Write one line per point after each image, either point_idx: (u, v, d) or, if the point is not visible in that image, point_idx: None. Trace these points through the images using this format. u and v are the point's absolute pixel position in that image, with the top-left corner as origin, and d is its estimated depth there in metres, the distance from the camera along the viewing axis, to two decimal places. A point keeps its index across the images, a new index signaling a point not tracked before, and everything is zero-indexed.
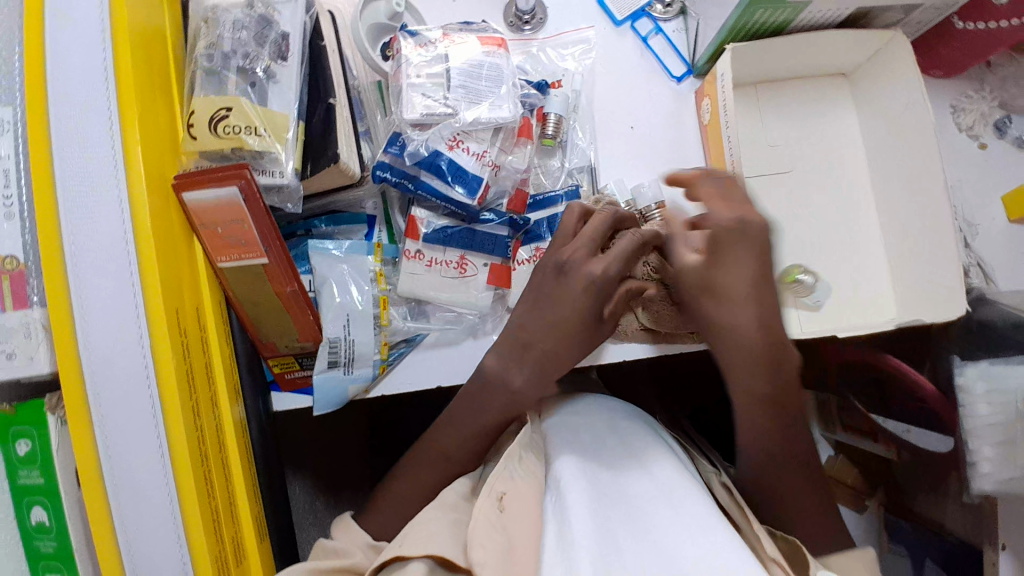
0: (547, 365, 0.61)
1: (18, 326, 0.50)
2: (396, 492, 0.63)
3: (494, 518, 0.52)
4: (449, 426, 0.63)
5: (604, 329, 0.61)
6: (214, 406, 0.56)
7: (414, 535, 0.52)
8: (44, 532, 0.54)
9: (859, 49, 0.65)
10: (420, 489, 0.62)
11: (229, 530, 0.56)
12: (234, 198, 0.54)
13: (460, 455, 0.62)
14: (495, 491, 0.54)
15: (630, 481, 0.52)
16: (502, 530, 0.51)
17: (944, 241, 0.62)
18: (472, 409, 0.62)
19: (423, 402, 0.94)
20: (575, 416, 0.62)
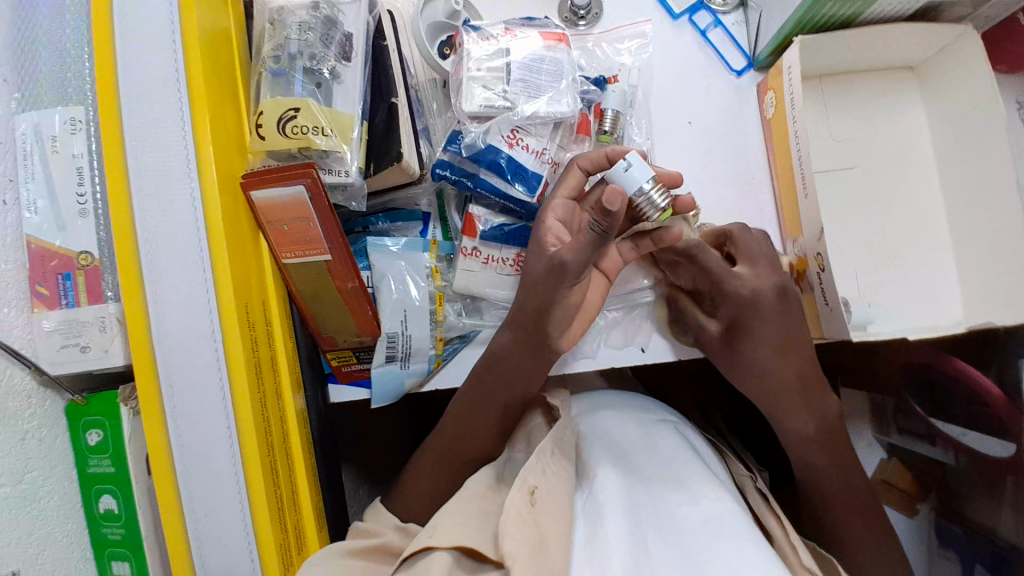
0: (523, 329, 0.60)
1: (93, 320, 0.52)
2: (417, 475, 0.65)
3: (526, 511, 0.50)
4: (460, 410, 0.65)
5: (554, 277, 0.54)
6: (279, 398, 0.57)
7: (443, 525, 0.52)
8: (112, 519, 0.55)
9: (928, 43, 0.63)
10: (432, 462, 0.65)
11: (292, 518, 0.57)
12: (301, 196, 0.54)
13: (482, 439, 0.65)
14: (527, 484, 0.53)
15: (670, 500, 0.52)
16: (533, 524, 0.50)
17: (1016, 243, 0.60)
18: (480, 395, 0.64)
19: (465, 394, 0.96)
20: (615, 424, 0.63)
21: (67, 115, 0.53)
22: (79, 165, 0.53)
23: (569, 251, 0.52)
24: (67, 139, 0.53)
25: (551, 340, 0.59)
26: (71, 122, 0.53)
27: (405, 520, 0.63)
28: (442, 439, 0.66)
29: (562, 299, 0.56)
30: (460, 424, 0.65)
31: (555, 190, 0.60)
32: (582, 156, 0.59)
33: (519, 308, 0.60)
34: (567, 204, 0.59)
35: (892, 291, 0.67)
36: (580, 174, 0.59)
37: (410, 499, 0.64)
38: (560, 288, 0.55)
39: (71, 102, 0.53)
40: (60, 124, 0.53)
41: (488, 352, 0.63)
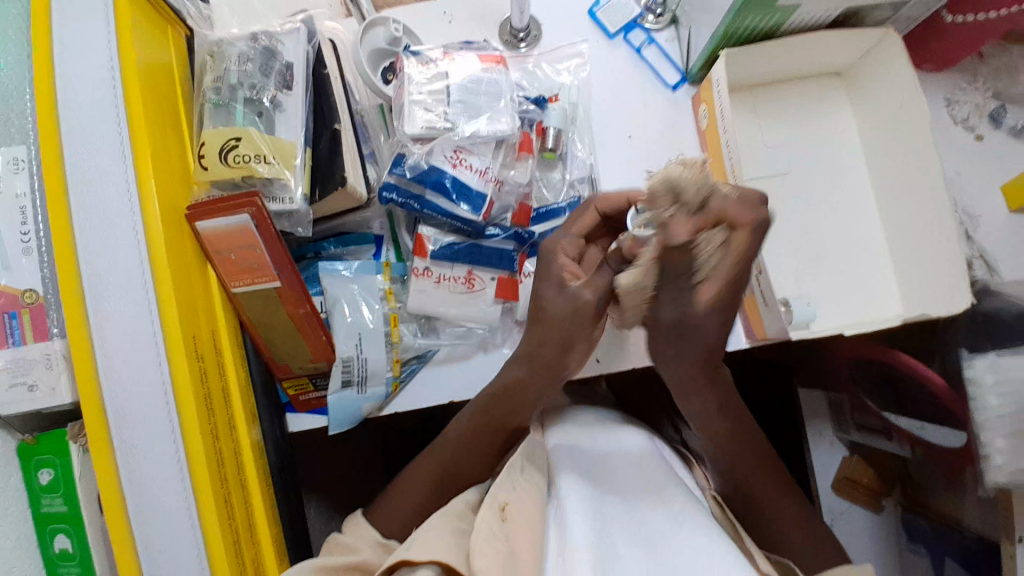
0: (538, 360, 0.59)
1: (40, 358, 0.51)
2: (402, 493, 0.64)
3: (497, 527, 0.51)
4: (465, 431, 0.64)
5: (587, 322, 0.56)
6: (231, 428, 0.57)
7: (421, 540, 0.52)
8: (67, 560, 0.52)
9: (850, 49, 0.66)
10: (424, 481, 0.64)
11: (249, 551, 0.56)
12: (246, 225, 0.55)
13: (474, 462, 0.64)
14: (497, 501, 0.53)
15: (643, 510, 0.52)
16: (505, 540, 0.50)
17: (948, 235, 0.63)
18: (490, 417, 0.63)
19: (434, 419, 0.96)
20: (584, 435, 0.63)
21: (9, 155, 0.53)
22: (21, 205, 0.53)
23: (592, 290, 0.54)
24: (9, 178, 0.53)
25: (567, 372, 0.60)
26: (13, 163, 0.53)
27: (388, 535, 0.61)
28: (440, 455, 0.65)
29: (585, 336, 0.58)
30: (460, 448, 0.64)
31: (566, 228, 0.60)
32: (601, 196, 0.58)
33: (533, 344, 0.60)
34: (576, 242, 0.60)
35: (835, 289, 0.70)
36: (596, 215, 0.59)
37: (398, 517, 0.62)
38: (584, 328, 0.57)
39: (12, 142, 0.54)
40: (3, 166, 0.53)
41: (499, 381, 0.62)
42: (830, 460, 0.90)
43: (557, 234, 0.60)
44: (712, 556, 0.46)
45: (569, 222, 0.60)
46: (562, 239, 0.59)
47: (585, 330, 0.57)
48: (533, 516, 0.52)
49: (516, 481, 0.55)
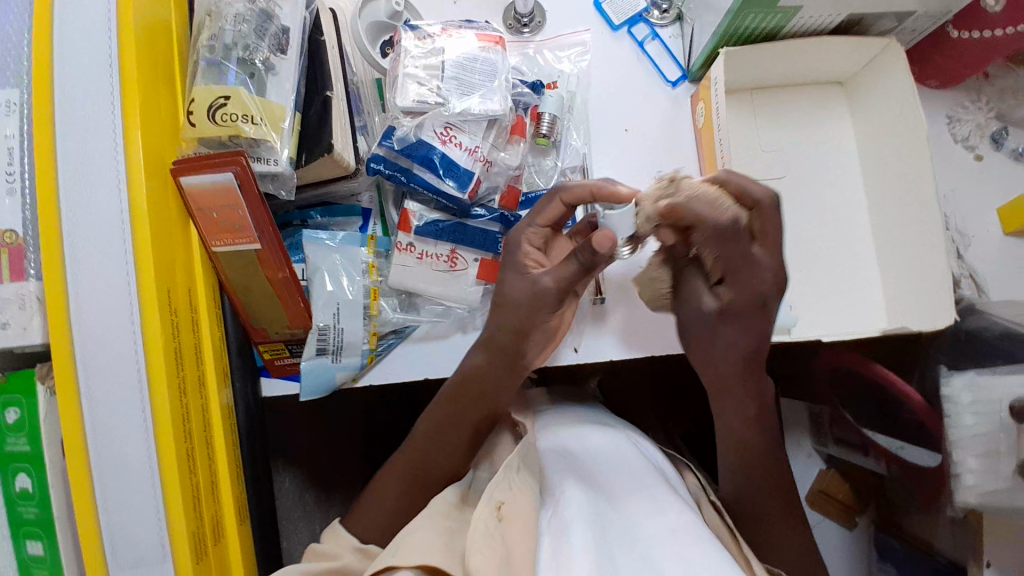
0: (499, 348, 0.61)
1: (14, 297, 0.51)
2: (378, 497, 0.64)
3: (492, 525, 0.48)
4: (433, 427, 0.64)
5: (544, 313, 0.58)
6: (201, 386, 0.57)
7: (408, 545, 0.49)
8: (27, 498, 0.52)
9: (854, 57, 0.66)
10: (399, 476, 0.64)
11: (208, 508, 0.56)
12: (230, 184, 0.55)
13: (447, 460, 0.63)
14: (493, 499, 0.51)
15: (634, 515, 0.51)
16: (500, 539, 0.47)
17: (935, 250, 0.62)
18: (456, 410, 0.64)
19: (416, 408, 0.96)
20: (580, 441, 0.62)
21: (3, 96, 0.53)
22: (10, 145, 0.53)
23: (554, 280, 0.57)
24: (0, 119, 0.53)
25: (525, 359, 0.61)
26: (5, 104, 0.53)
27: (365, 540, 0.61)
28: (413, 454, 0.65)
29: (541, 323, 0.59)
30: (430, 439, 0.64)
31: (532, 218, 0.61)
32: (565, 189, 0.58)
33: (492, 330, 0.61)
34: (543, 231, 0.61)
35: (819, 298, 0.69)
36: (562, 207, 0.60)
37: (375, 518, 0.62)
38: (539, 316, 0.59)
39: (5, 83, 0.54)
40: None
41: (460, 369, 0.64)
42: (808, 472, 0.90)
43: (526, 224, 0.61)
44: (683, 555, 0.46)
45: (538, 209, 0.60)
46: (526, 229, 0.61)
47: (543, 315, 0.58)
48: (528, 516, 0.50)
49: (512, 479, 0.53)
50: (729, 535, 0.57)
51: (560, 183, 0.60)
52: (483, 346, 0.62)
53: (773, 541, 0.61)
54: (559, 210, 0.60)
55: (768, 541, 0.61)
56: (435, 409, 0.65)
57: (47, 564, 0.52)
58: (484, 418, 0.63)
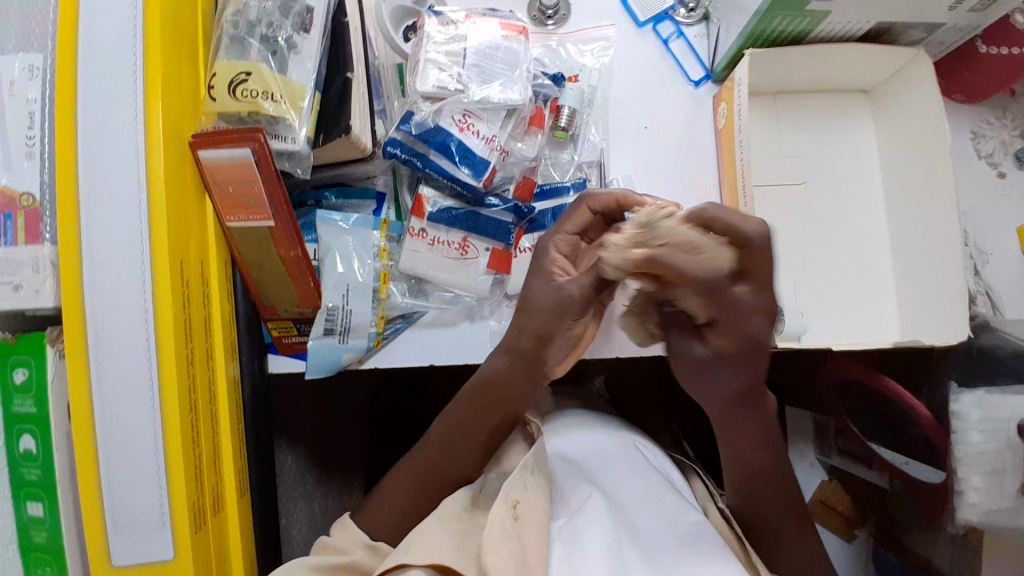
0: (522, 355, 0.61)
1: (29, 260, 0.52)
2: (390, 493, 0.65)
3: (508, 526, 0.49)
4: (450, 429, 0.65)
5: (567, 320, 0.59)
6: (209, 360, 0.58)
7: (420, 543, 0.51)
8: (31, 460, 0.53)
9: (881, 66, 0.65)
10: (411, 477, 0.65)
11: (210, 480, 0.57)
12: (247, 159, 0.55)
13: (462, 463, 0.64)
14: (509, 498, 0.51)
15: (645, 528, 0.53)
16: (517, 540, 0.48)
17: (951, 265, 0.61)
18: (476, 413, 0.64)
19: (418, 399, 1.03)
20: (590, 446, 0.64)
21: (28, 62, 0.54)
22: (32, 110, 0.54)
23: (581, 288, 0.57)
24: (24, 84, 0.54)
25: (546, 366, 0.61)
26: (29, 70, 0.54)
27: (376, 538, 0.62)
28: (426, 453, 0.65)
29: (564, 331, 0.59)
30: (445, 442, 0.64)
31: (560, 225, 0.61)
32: (597, 198, 0.59)
33: (513, 333, 0.62)
34: (570, 239, 0.62)
35: (829, 306, 0.69)
36: (588, 214, 0.60)
37: (386, 517, 0.63)
38: (564, 322, 0.59)
39: (31, 49, 0.54)
40: (20, 71, 0.54)
41: (480, 371, 0.64)
42: (808, 481, 0.91)
43: (554, 231, 0.62)
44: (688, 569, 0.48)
45: (568, 215, 0.61)
46: (555, 235, 0.61)
47: (566, 321, 0.59)
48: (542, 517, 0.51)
49: (527, 478, 0.54)
50: (737, 544, 0.61)
51: (586, 191, 0.61)
52: (504, 348, 0.62)
53: (778, 545, 0.63)
54: (588, 219, 0.61)
55: (779, 545, 0.63)
56: (452, 411, 0.66)
57: (46, 526, 0.53)
58: (501, 423, 0.64)
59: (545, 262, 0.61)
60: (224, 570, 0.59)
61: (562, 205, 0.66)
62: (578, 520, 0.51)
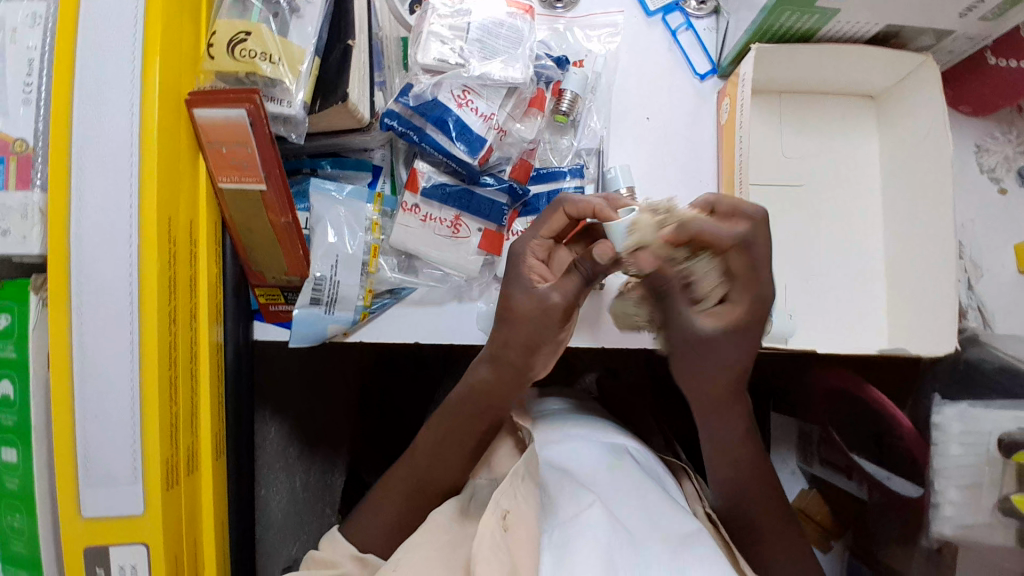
0: (506, 363, 0.62)
1: (18, 205, 0.51)
2: (377, 504, 0.64)
3: (499, 537, 0.50)
4: (436, 439, 0.64)
5: (552, 326, 0.60)
6: (192, 319, 0.58)
7: (410, 558, 0.53)
8: (8, 405, 0.53)
9: (888, 71, 0.64)
10: (397, 490, 0.64)
11: (185, 438, 0.57)
12: (242, 120, 0.55)
13: (449, 472, 0.64)
14: (499, 507, 0.52)
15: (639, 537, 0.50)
16: (507, 550, 0.49)
17: (945, 278, 0.61)
18: (460, 422, 0.64)
19: (404, 381, 1.06)
20: (579, 453, 0.63)
21: (30, 8, 0.54)
22: (31, 56, 0.53)
23: (561, 297, 0.59)
24: (25, 30, 0.54)
25: (531, 372, 0.63)
26: (31, 16, 0.53)
27: (365, 550, 0.62)
28: (413, 463, 0.65)
29: (551, 339, 0.61)
30: (431, 452, 0.64)
31: (536, 228, 0.62)
32: (571, 204, 0.60)
33: (498, 345, 0.62)
34: (545, 243, 0.63)
35: (820, 310, 0.68)
36: (564, 219, 0.61)
37: (375, 527, 0.63)
38: (548, 329, 0.60)
39: None
40: (23, 18, 0.54)
41: (464, 380, 0.65)
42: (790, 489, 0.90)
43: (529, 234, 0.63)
44: None
45: (544, 216, 0.62)
46: (531, 240, 0.62)
47: (551, 333, 0.60)
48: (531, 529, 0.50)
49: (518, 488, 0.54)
50: (727, 550, 0.60)
51: (564, 194, 0.61)
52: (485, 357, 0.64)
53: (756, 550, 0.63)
54: (564, 224, 0.62)
55: (755, 547, 0.63)
56: (436, 419, 0.66)
57: (18, 472, 0.54)
58: (489, 429, 0.65)
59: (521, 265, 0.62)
60: (193, 532, 0.59)
61: (557, 189, 0.66)
62: (573, 526, 0.49)
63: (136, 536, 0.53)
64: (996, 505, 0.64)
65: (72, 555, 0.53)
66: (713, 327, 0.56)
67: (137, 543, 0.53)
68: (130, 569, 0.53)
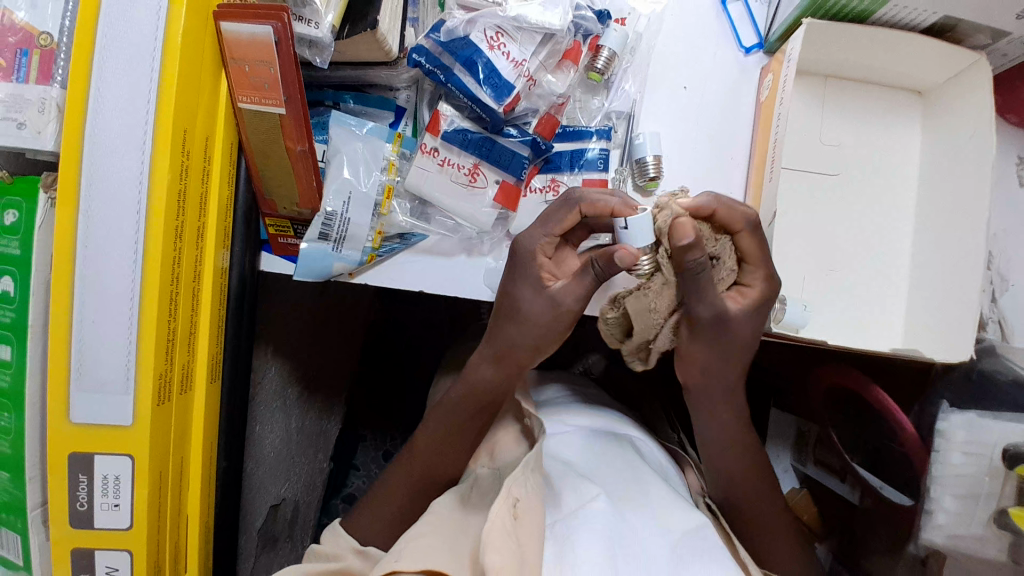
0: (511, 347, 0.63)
1: (35, 99, 0.50)
2: (380, 496, 0.65)
3: (508, 525, 0.45)
4: (439, 432, 0.65)
5: (559, 319, 0.60)
6: (199, 239, 0.57)
7: (412, 550, 0.47)
8: (6, 302, 0.53)
9: (939, 66, 0.61)
10: (403, 480, 0.64)
11: (181, 357, 0.57)
12: (268, 38, 0.53)
13: (451, 462, 0.64)
14: (509, 496, 0.48)
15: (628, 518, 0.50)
16: (514, 536, 0.44)
17: (970, 284, 0.59)
18: (459, 408, 0.65)
19: (406, 345, 1.18)
20: (574, 442, 0.63)
21: None
22: None
23: (574, 299, 0.59)
24: None
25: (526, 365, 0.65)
26: None
27: (366, 543, 0.61)
28: (416, 454, 0.65)
29: (558, 335, 0.62)
30: (435, 445, 0.65)
31: (546, 224, 0.59)
32: (586, 206, 0.57)
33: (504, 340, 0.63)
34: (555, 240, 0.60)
35: (835, 306, 0.67)
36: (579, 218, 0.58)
37: (379, 519, 0.63)
38: (555, 326, 0.61)
39: None
40: None
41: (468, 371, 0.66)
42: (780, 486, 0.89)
43: (539, 233, 0.60)
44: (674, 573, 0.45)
45: (558, 210, 0.59)
46: (542, 238, 0.60)
47: (558, 329, 0.61)
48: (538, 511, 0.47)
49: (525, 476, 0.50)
50: (726, 537, 0.60)
51: (582, 194, 0.58)
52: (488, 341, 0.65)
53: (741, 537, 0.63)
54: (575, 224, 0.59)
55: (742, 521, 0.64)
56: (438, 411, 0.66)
57: (11, 370, 0.53)
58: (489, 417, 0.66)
59: (530, 262, 0.60)
60: (182, 452, 0.59)
61: (583, 149, 0.64)
62: (574, 521, 0.48)
63: (122, 447, 0.53)
64: (992, 518, 0.63)
65: (59, 456, 0.53)
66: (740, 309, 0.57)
67: (123, 454, 0.53)
68: (114, 480, 0.53)
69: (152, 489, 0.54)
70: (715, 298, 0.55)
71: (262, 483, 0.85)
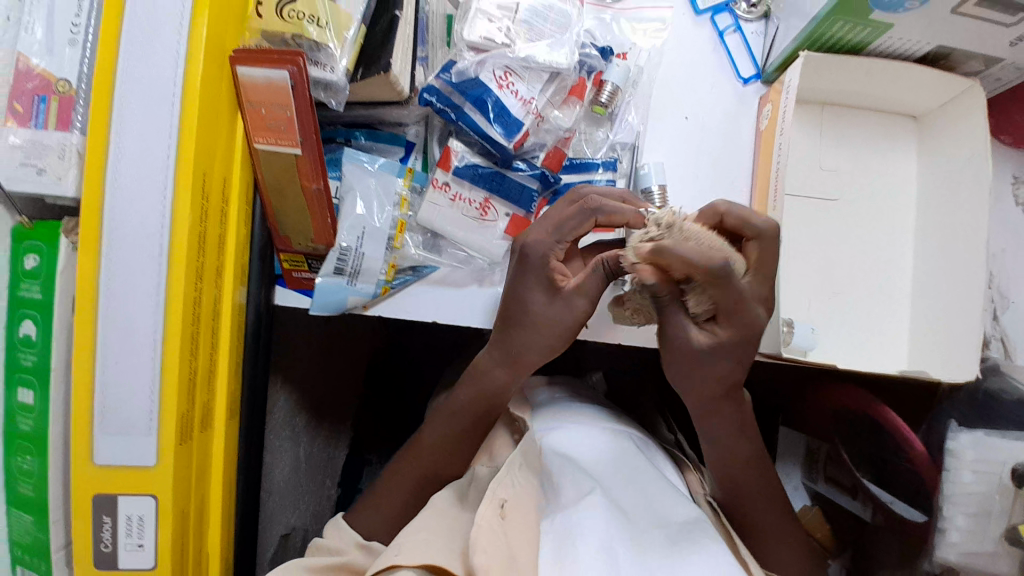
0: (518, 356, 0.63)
1: (56, 146, 0.52)
2: (380, 496, 0.65)
3: (495, 524, 0.50)
4: (439, 434, 0.65)
5: (568, 320, 0.60)
6: (218, 277, 0.58)
7: (410, 544, 0.51)
8: (28, 345, 0.54)
9: (934, 93, 0.63)
10: (403, 483, 0.65)
11: (201, 395, 0.57)
12: (284, 82, 0.55)
13: (453, 464, 0.65)
14: (496, 497, 0.53)
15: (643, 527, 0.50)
16: (503, 535, 0.49)
17: (971, 305, 0.60)
18: (458, 413, 0.65)
19: (411, 369, 1.18)
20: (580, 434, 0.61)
21: None
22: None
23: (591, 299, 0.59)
24: None
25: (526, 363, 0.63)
26: None
27: (370, 537, 0.63)
28: (417, 457, 0.66)
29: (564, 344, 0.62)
30: (436, 448, 0.65)
31: (560, 231, 0.60)
32: (606, 213, 0.58)
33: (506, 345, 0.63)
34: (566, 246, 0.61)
35: (841, 328, 0.68)
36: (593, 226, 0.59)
37: (377, 519, 0.64)
38: (564, 334, 0.61)
39: None
40: None
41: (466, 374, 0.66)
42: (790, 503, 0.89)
43: (551, 237, 0.60)
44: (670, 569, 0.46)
45: (569, 218, 0.60)
46: (555, 244, 0.60)
47: (565, 336, 0.61)
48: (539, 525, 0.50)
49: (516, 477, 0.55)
50: (728, 536, 0.61)
51: (601, 203, 0.59)
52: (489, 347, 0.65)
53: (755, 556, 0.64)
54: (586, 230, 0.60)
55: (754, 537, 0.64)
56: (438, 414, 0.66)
57: (33, 413, 0.54)
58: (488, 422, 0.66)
59: (541, 266, 0.60)
60: (201, 489, 0.59)
61: (590, 180, 0.66)
62: (574, 513, 0.49)
63: (144, 488, 0.53)
64: (1003, 534, 0.63)
65: (81, 499, 0.53)
66: (703, 344, 0.55)
67: (146, 495, 0.53)
68: (137, 520, 0.54)
69: (174, 529, 0.55)
70: (678, 323, 0.55)
71: (271, 513, 0.85)
